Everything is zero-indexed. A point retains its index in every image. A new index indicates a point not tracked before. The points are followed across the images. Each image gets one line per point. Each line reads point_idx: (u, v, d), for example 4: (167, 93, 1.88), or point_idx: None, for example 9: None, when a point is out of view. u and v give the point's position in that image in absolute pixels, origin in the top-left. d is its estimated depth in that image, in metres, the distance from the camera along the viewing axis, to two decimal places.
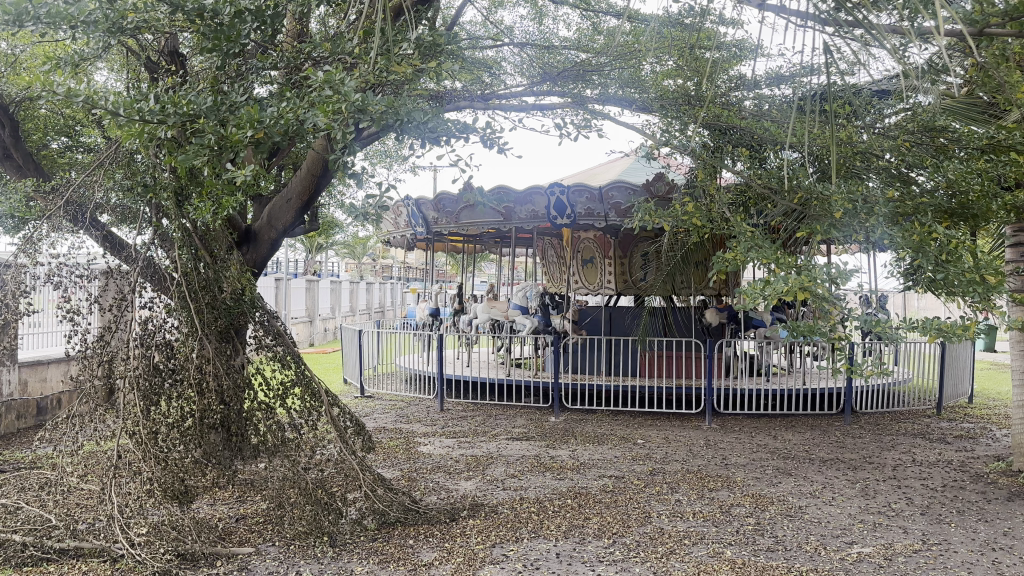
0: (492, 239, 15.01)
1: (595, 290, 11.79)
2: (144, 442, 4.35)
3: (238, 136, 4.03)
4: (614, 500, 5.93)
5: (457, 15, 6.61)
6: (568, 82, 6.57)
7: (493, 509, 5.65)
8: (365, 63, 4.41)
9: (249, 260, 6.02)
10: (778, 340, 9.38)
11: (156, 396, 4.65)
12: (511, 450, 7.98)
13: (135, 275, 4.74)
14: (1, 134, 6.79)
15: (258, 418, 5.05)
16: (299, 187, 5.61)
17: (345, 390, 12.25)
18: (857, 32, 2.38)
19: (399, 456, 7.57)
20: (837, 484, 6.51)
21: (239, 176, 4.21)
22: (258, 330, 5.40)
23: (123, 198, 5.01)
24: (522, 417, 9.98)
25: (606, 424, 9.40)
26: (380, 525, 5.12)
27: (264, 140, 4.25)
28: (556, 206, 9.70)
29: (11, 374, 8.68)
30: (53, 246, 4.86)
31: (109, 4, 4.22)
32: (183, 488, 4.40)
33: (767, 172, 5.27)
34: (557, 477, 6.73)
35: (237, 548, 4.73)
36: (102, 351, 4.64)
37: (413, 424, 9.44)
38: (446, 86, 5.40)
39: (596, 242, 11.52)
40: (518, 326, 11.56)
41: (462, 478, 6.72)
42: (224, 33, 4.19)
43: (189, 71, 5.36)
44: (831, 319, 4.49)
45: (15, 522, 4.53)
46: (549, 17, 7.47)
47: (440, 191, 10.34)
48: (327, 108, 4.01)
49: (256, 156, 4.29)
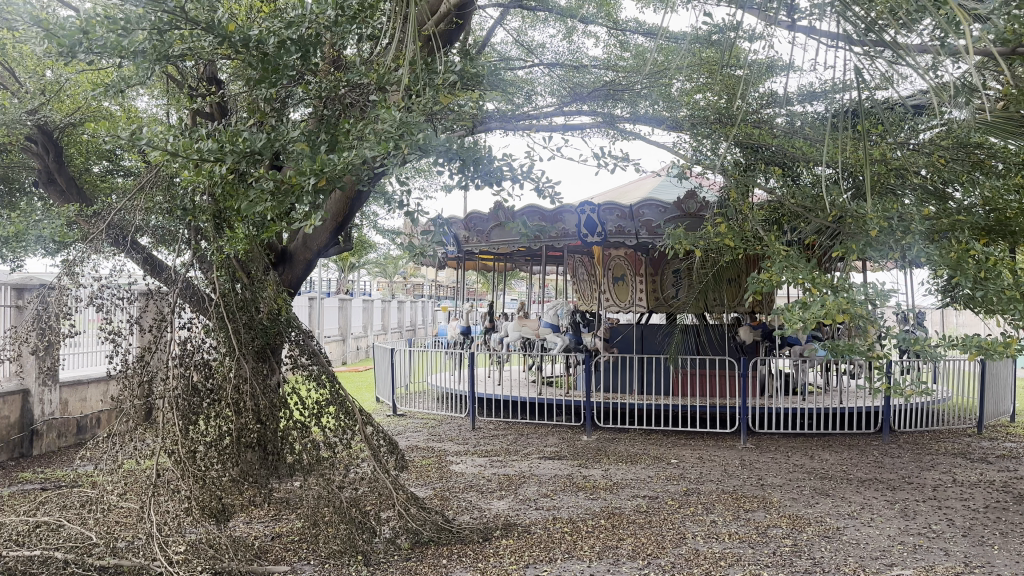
0: (522, 258, 15.08)
1: (626, 308, 11.74)
2: (183, 461, 4.43)
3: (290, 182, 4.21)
4: (649, 521, 5.87)
5: (488, 36, 6.70)
6: (600, 102, 6.63)
7: (526, 529, 5.64)
8: (402, 91, 4.50)
9: (284, 280, 6.15)
10: (814, 358, 9.22)
11: (194, 415, 4.70)
12: (543, 469, 7.95)
13: (174, 297, 4.83)
14: (46, 160, 7.03)
15: (294, 437, 5.08)
16: (333, 209, 5.71)
17: (378, 409, 12.33)
18: (887, 50, 2.38)
19: (432, 475, 7.58)
20: (875, 505, 6.38)
21: (297, 223, 4.36)
22: (294, 349, 5.47)
23: (164, 221, 5.12)
24: (554, 436, 9.95)
25: (639, 443, 9.33)
26: (413, 544, 5.16)
27: (323, 185, 4.38)
28: (586, 224, 9.71)
29: (53, 394, 8.87)
30: (95, 269, 4.97)
31: (157, 34, 4.35)
32: (220, 506, 4.40)
33: (800, 190, 5.26)
34: (591, 497, 6.68)
35: (272, 566, 4.81)
36: (142, 371, 4.70)
37: (445, 443, 9.45)
38: (478, 108, 5.45)
39: (628, 260, 11.53)
40: (549, 344, 11.55)
41: (494, 497, 6.71)
42: (269, 64, 4.34)
43: (228, 97, 5.49)
44: (871, 337, 4.40)
45: (57, 540, 4.62)
46: (580, 35, 7.52)
47: (471, 210, 10.41)
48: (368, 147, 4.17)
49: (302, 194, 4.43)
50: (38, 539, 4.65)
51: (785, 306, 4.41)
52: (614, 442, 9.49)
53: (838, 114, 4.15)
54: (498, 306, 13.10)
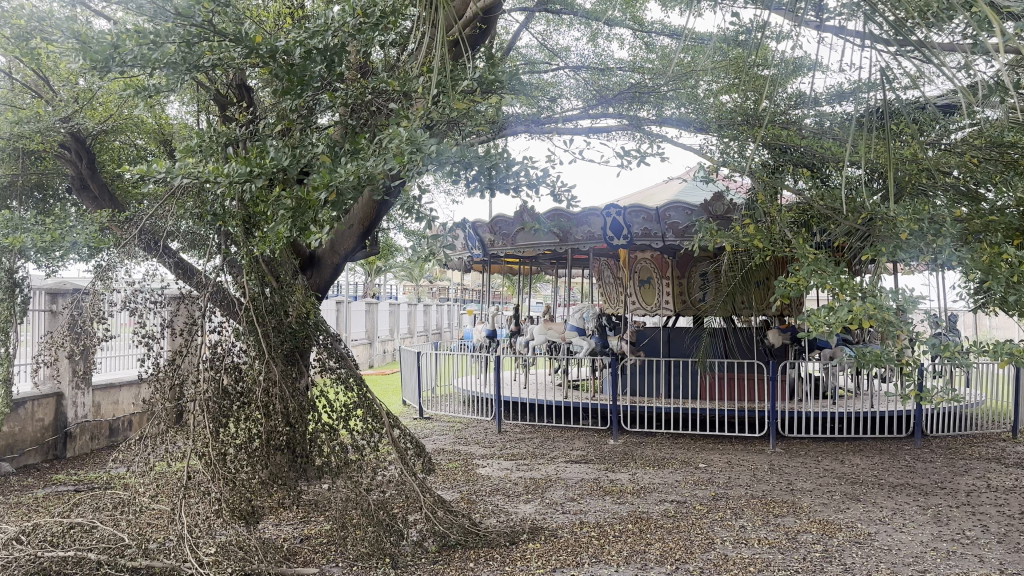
0: (548, 260, 15.07)
1: (652, 311, 11.69)
2: (213, 464, 4.48)
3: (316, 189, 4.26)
4: (677, 526, 5.84)
5: (513, 40, 6.71)
6: (625, 104, 6.61)
7: (553, 533, 5.63)
8: (427, 97, 4.52)
9: (313, 284, 6.22)
10: (844, 361, 9.10)
11: (224, 418, 4.74)
12: (570, 473, 7.94)
13: (205, 301, 4.89)
14: (80, 166, 7.13)
15: (322, 439, 5.13)
16: (360, 213, 5.75)
17: (404, 411, 12.39)
18: (916, 51, 2.35)
19: (459, 478, 7.60)
20: (907, 511, 6.29)
21: (323, 230, 4.40)
22: (323, 353, 5.51)
23: (193, 227, 5.19)
24: (580, 440, 9.93)
25: (666, 448, 9.28)
26: (441, 547, 5.16)
27: (348, 194, 4.42)
28: (612, 227, 9.66)
29: (87, 397, 9.02)
30: (128, 274, 5.05)
31: (187, 45, 4.42)
32: (250, 508, 4.50)
33: (829, 192, 5.20)
34: (618, 502, 6.65)
35: (302, 568, 4.86)
36: (173, 374, 4.75)
37: (471, 446, 9.47)
38: (504, 112, 5.46)
39: (654, 262, 11.47)
40: (575, 347, 11.53)
41: (521, 501, 6.71)
42: (297, 74, 4.40)
43: (256, 104, 5.56)
44: (902, 341, 4.35)
45: (91, 541, 4.69)
46: (604, 38, 7.51)
47: (496, 214, 10.42)
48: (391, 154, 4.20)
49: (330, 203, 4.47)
50: (72, 540, 4.72)
51: (813, 310, 4.36)
52: (640, 446, 9.44)
53: (867, 115, 4.10)
54: (524, 310, 13.10)
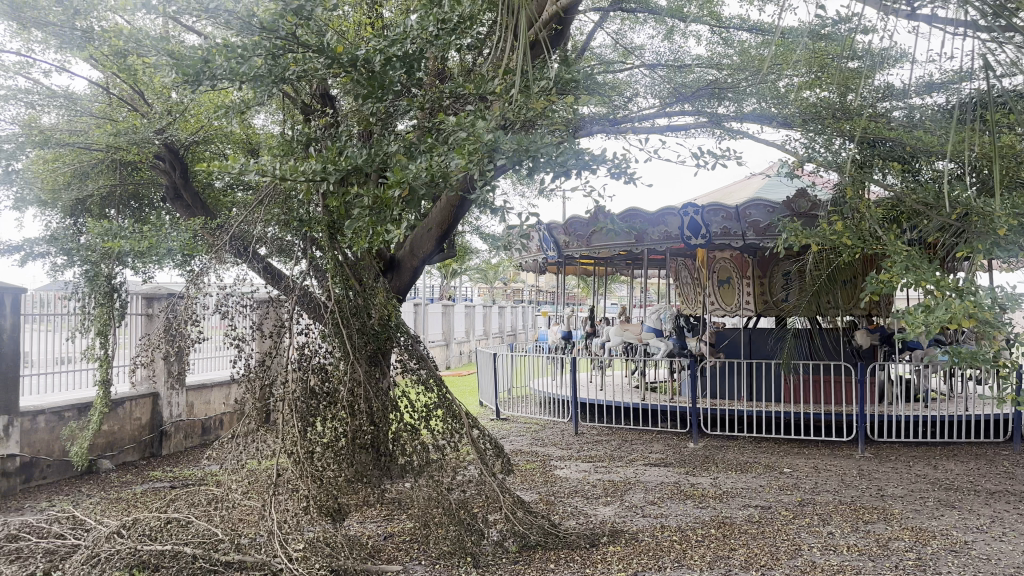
0: (624, 261, 14.96)
1: (732, 312, 11.46)
2: (301, 461, 4.62)
3: (391, 187, 4.33)
4: (761, 531, 5.70)
5: (587, 40, 6.69)
6: (703, 101, 6.50)
7: (634, 536, 5.58)
8: (505, 101, 4.55)
9: (393, 287, 6.35)
10: (938, 363, 8.71)
11: (312, 418, 4.89)
12: (649, 475, 7.85)
13: (293, 304, 5.07)
14: (173, 176, 7.51)
15: (404, 439, 5.24)
16: (438, 217, 5.84)
17: (482, 413, 12.51)
18: (1017, 38, 2.24)
19: (537, 479, 7.61)
20: (1009, 520, 5.97)
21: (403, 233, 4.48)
22: (403, 354, 5.61)
23: (279, 232, 5.37)
24: (659, 442, 9.81)
25: (748, 451, 9.07)
26: (521, 548, 5.20)
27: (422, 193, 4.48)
28: (690, 226, 9.51)
29: (181, 397, 9.43)
30: (220, 279, 5.27)
31: (275, 59, 4.56)
32: (335, 506, 4.59)
33: (921, 187, 4.99)
34: (699, 506, 6.55)
35: (385, 565, 4.95)
36: (263, 374, 4.94)
37: (549, 448, 9.47)
38: (580, 114, 5.45)
39: (733, 262, 11.25)
40: (652, 348, 11.40)
41: (601, 503, 6.68)
42: (379, 82, 4.51)
43: (338, 112, 5.71)
44: (1002, 341, 4.14)
45: (187, 535, 4.89)
46: (680, 35, 7.40)
47: (571, 216, 10.40)
48: (463, 149, 4.24)
49: (409, 203, 4.56)
50: (169, 534, 4.92)
51: (906, 310, 4.19)
52: (722, 449, 9.27)
53: (963, 106, 3.92)
54: (600, 311, 13.04)
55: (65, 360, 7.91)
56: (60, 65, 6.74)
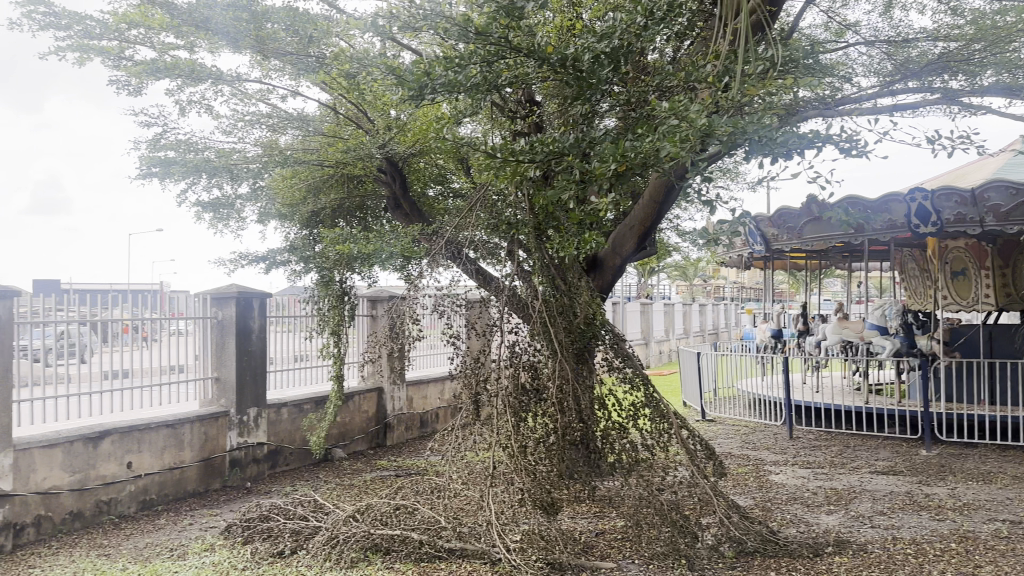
0: (839, 255, 14.00)
1: (970, 307, 10.33)
2: (515, 455, 4.79)
3: (608, 161, 4.30)
4: (1015, 549, 5.08)
5: (797, 22, 6.34)
6: (932, 76, 5.92)
7: (862, 547, 5.19)
8: (715, 89, 4.41)
9: (596, 285, 6.36)
10: None
11: (524, 413, 5.10)
12: (877, 484, 7.27)
13: (503, 305, 5.31)
14: (393, 187, 8.05)
15: (613, 438, 5.27)
16: (641, 214, 5.76)
17: (688, 413, 12.23)
18: None
19: (751, 483, 7.32)
20: None
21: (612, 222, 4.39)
22: (609, 353, 5.59)
23: (486, 236, 5.67)
24: (887, 448, 9.06)
25: (995, 461, 8.14)
26: (737, 553, 5.01)
27: (625, 169, 4.42)
28: (918, 213, 8.69)
29: (402, 392, 10.08)
30: (437, 281, 5.62)
31: (488, 66, 4.75)
32: (549, 500, 4.61)
33: None
34: (937, 518, 5.96)
35: (600, 562, 4.93)
36: (477, 370, 5.26)
37: (762, 451, 9.07)
38: (793, 99, 5.16)
39: (971, 251, 10.13)
40: (875, 347, 10.56)
41: (822, 511, 6.28)
42: (587, 79, 4.54)
43: (542, 115, 5.84)
44: None
45: (413, 522, 5.22)
46: (903, 6, 6.80)
47: (781, 208, 9.90)
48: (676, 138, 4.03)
49: (622, 182, 4.48)
50: (398, 520, 5.27)
51: None
52: (961, 458, 8.38)
53: None
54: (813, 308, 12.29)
55: (299, 357, 8.78)
56: (295, 90, 7.46)
